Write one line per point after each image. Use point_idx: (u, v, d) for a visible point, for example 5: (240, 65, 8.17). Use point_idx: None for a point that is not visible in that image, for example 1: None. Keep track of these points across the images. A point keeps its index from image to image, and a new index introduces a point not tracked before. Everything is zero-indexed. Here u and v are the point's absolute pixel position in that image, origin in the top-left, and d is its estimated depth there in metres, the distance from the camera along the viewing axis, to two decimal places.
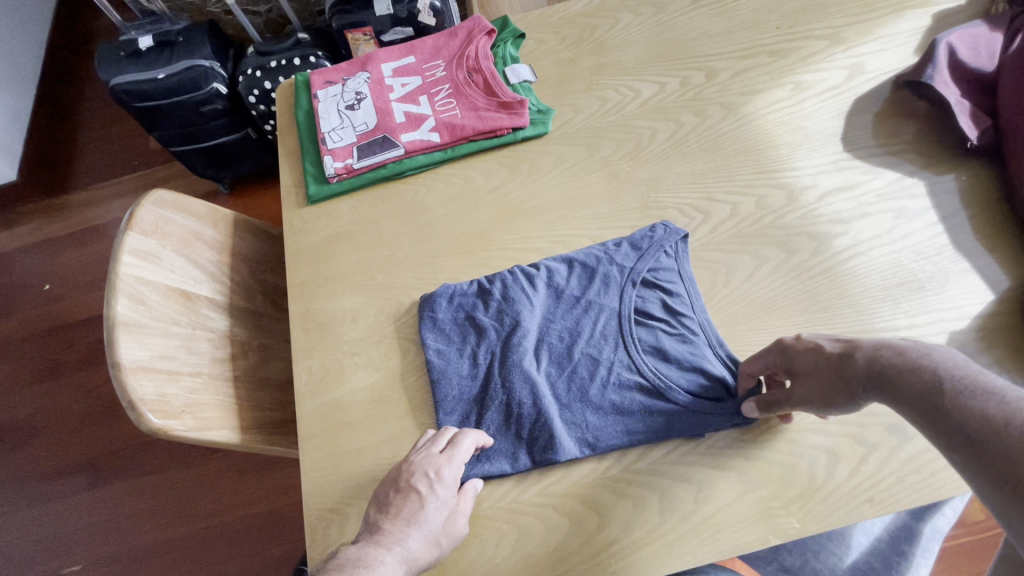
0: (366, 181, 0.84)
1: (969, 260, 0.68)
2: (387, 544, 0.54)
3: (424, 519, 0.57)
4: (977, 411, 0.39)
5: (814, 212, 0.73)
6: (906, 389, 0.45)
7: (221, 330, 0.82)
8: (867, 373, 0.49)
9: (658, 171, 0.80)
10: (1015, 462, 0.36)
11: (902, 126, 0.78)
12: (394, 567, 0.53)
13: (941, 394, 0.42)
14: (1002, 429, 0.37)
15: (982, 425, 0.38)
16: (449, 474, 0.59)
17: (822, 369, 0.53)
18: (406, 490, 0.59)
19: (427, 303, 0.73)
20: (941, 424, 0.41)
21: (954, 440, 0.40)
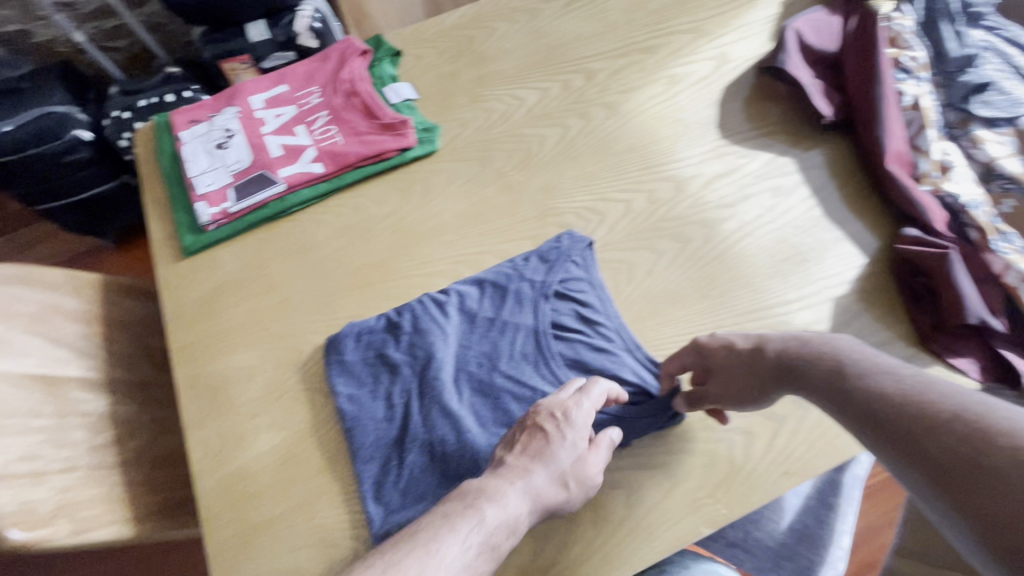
0: (247, 224, 0.77)
1: (842, 229, 0.73)
2: (507, 479, 0.54)
3: (552, 457, 0.56)
4: (878, 390, 0.42)
5: (701, 200, 0.76)
6: (813, 377, 0.48)
7: (100, 411, 0.73)
8: (778, 364, 0.52)
9: (551, 178, 0.79)
10: (916, 437, 0.37)
11: (768, 110, 0.83)
12: (519, 500, 0.53)
13: (844, 379, 0.45)
14: (901, 408, 0.39)
15: (881, 403, 0.41)
16: (578, 419, 0.58)
17: (735, 367, 0.56)
18: (535, 433, 0.58)
19: (333, 346, 0.68)
20: (850, 411, 0.43)
21: (864, 423, 0.42)
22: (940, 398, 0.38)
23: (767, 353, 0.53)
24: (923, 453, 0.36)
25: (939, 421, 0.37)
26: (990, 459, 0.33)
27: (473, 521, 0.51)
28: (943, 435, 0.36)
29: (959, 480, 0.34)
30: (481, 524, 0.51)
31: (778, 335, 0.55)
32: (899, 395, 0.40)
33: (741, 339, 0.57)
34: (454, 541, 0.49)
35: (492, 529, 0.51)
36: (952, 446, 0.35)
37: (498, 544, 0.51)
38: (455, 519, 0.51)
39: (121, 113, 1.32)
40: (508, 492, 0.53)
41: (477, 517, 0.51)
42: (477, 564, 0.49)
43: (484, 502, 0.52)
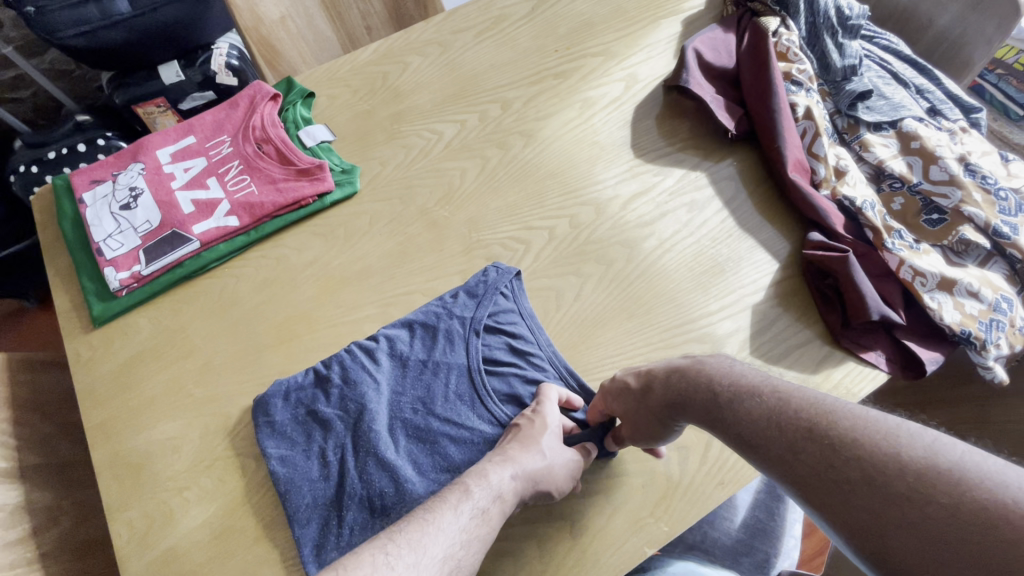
0: (162, 285, 0.74)
1: (754, 237, 0.77)
2: (491, 460, 0.57)
3: (530, 440, 0.59)
4: (749, 413, 0.48)
5: (622, 220, 0.78)
6: (695, 406, 0.52)
7: (12, 504, 0.66)
8: (665, 398, 0.54)
9: (475, 211, 0.80)
10: (787, 460, 0.44)
11: (679, 126, 0.86)
12: (503, 477, 0.56)
13: (718, 406, 0.50)
14: (768, 432, 0.46)
15: (753, 429, 0.47)
16: (547, 406, 0.62)
17: (633, 409, 0.58)
18: (512, 428, 0.62)
19: (260, 408, 0.66)
20: (732, 431, 0.48)
21: (745, 449, 0.47)
22: (797, 414, 0.45)
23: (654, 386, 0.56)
24: (795, 475, 0.43)
25: (800, 442, 0.43)
26: (846, 470, 0.40)
27: (461, 492, 0.54)
28: (806, 455, 0.43)
29: (827, 495, 0.41)
30: (470, 494, 0.54)
31: (660, 367, 0.57)
32: (770, 416, 0.46)
33: (633, 378, 0.59)
34: (446, 509, 0.52)
35: (480, 498, 0.54)
36: (815, 465, 0.42)
37: (492, 510, 0.53)
38: (445, 497, 0.54)
39: (28, 167, 1.12)
40: (495, 468, 0.56)
41: (466, 489, 0.54)
42: (471, 529, 0.52)
43: (473, 478, 0.55)
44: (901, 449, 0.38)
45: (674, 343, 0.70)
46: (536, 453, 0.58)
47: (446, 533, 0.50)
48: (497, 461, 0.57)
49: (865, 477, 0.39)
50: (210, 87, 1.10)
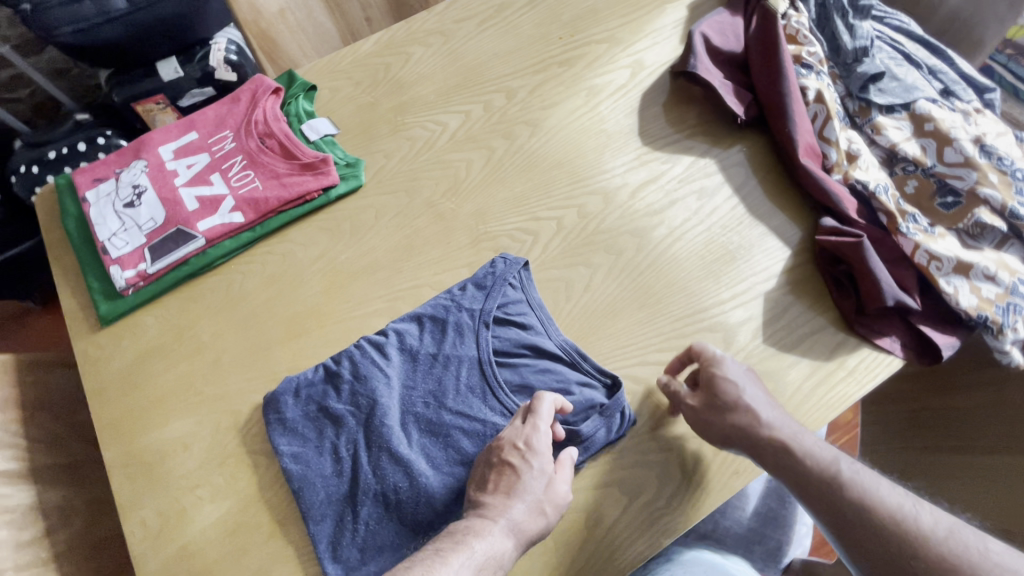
0: (168, 283, 0.73)
1: (765, 223, 0.76)
2: (489, 516, 0.55)
3: (524, 490, 0.56)
4: (803, 469, 0.58)
5: (631, 209, 0.77)
6: (761, 449, 0.59)
7: (24, 504, 0.66)
8: (744, 429, 0.59)
9: (482, 202, 0.79)
10: (845, 528, 0.55)
11: (686, 112, 0.85)
12: (501, 539, 0.53)
13: (781, 454, 0.58)
14: (821, 505, 0.57)
15: (803, 482, 0.58)
16: (544, 447, 0.58)
17: (721, 419, 0.60)
18: (502, 468, 0.57)
19: (271, 405, 0.65)
20: (769, 469, 0.59)
21: (803, 498, 0.58)
22: (825, 462, 0.58)
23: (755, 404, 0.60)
24: (857, 548, 0.54)
25: (853, 514, 0.54)
26: (877, 539, 0.53)
27: (461, 555, 0.51)
28: (858, 530, 0.54)
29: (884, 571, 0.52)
30: (471, 558, 0.51)
31: (750, 394, 0.61)
32: (807, 465, 0.58)
33: (732, 389, 0.61)
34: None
35: (483, 562, 0.52)
36: (877, 549, 0.53)
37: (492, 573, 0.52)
38: (445, 557, 0.51)
39: (29, 168, 1.11)
40: (493, 527, 0.54)
41: (467, 554, 0.51)
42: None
43: (473, 537, 0.53)
44: (928, 532, 0.52)
45: (687, 332, 0.69)
46: (534, 510, 0.56)
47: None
48: (494, 519, 0.54)
49: (888, 528, 0.53)
50: (210, 83, 1.08)
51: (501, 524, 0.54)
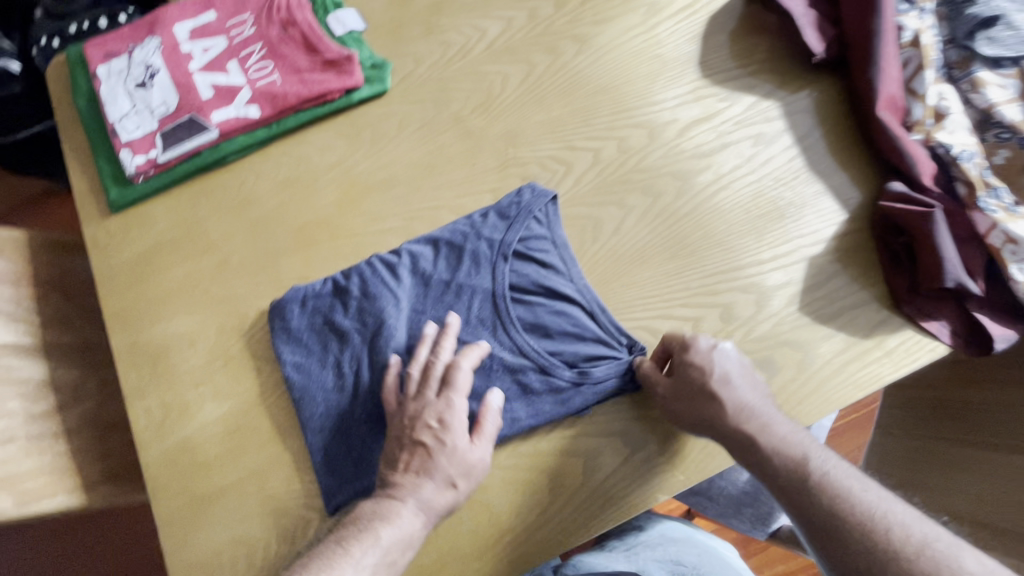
0: (178, 174, 0.70)
1: (823, 181, 0.68)
2: (399, 497, 0.55)
3: (435, 466, 0.56)
4: (773, 456, 0.55)
5: (676, 148, 0.70)
6: (729, 433, 0.57)
7: (36, 379, 0.68)
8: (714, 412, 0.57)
9: (514, 124, 0.72)
10: (808, 513, 0.53)
11: (756, 44, 0.74)
12: (411, 518, 0.54)
13: (750, 438, 0.56)
14: (789, 487, 0.54)
15: (771, 466, 0.55)
16: (458, 421, 0.57)
17: (692, 398, 0.57)
18: (415, 446, 0.56)
19: (276, 312, 0.64)
20: (735, 455, 0.57)
21: (768, 481, 0.56)
22: (794, 455, 0.55)
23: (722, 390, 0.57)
24: (816, 535, 0.52)
25: (818, 501, 0.53)
26: (844, 543, 0.50)
27: (367, 545, 0.52)
28: (821, 515, 0.52)
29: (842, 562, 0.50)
30: (377, 547, 0.52)
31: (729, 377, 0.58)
32: (776, 452, 0.55)
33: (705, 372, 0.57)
34: (349, 569, 0.50)
35: (388, 545, 0.52)
36: (833, 533, 0.51)
37: (400, 555, 0.53)
38: (349, 551, 0.51)
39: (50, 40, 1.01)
40: (403, 509, 0.54)
41: (373, 546, 0.52)
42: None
43: (379, 525, 0.53)
44: (890, 530, 0.49)
45: (718, 290, 0.64)
46: (445, 484, 0.56)
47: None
48: (402, 505, 0.54)
49: (850, 518, 0.51)
50: None
51: (410, 507, 0.54)
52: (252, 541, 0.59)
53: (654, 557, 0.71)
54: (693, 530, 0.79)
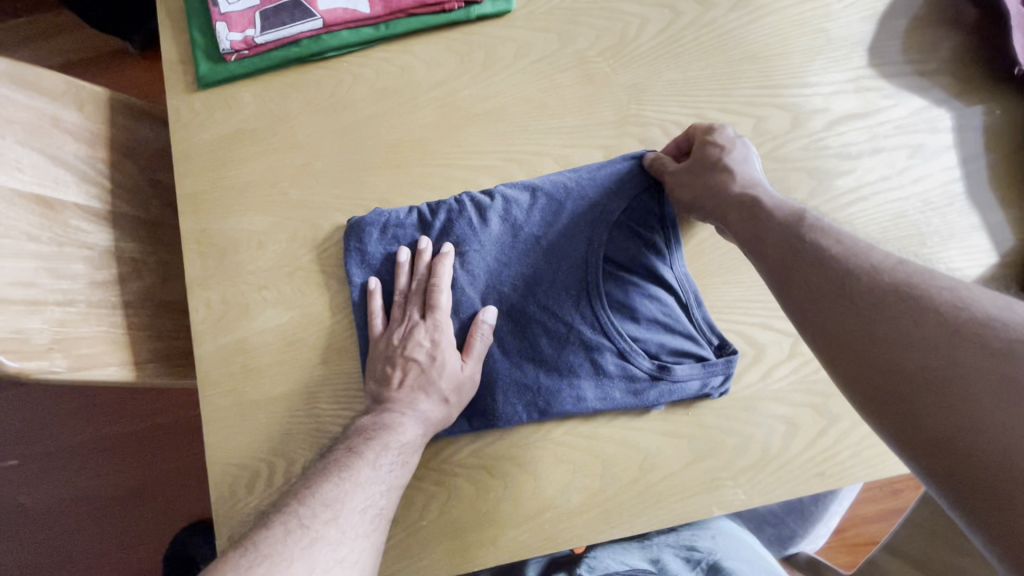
0: (273, 61, 0.64)
1: (980, 215, 0.60)
2: (399, 410, 0.54)
3: (432, 381, 0.56)
4: (838, 281, 0.40)
5: (820, 142, 0.61)
6: (782, 255, 0.44)
7: (102, 247, 0.67)
8: (769, 237, 0.46)
9: (643, 76, 0.64)
10: (875, 332, 0.37)
11: (942, 39, 0.64)
12: (414, 429, 0.54)
13: (813, 262, 0.42)
14: (856, 298, 0.39)
15: (831, 290, 0.40)
16: (447, 338, 0.57)
17: (713, 198, 0.53)
18: (404, 362, 0.56)
19: (354, 231, 0.60)
20: (783, 292, 0.43)
21: (811, 329, 0.40)
22: (873, 268, 0.39)
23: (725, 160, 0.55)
24: (873, 356, 0.36)
25: (896, 311, 0.36)
26: (918, 354, 0.34)
27: (378, 449, 0.51)
28: (900, 325, 0.36)
29: (913, 382, 0.34)
30: (389, 455, 0.51)
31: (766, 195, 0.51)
32: (848, 274, 0.40)
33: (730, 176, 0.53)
34: (364, 470, 0.50)
35: (398, 451, 0.52)
36: (900, 361, 0.35)
37: (409, 459, 0.53)
38: (365, 459, 0.50)
39: None
40: (404, 422, 0.54)
41: (385, 453, 0.51)
42: (398, 483, 0.52)
43: (386, 435, 0.52)
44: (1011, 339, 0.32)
45: None
46: (439, 397, 0.55)
47: (385, 492, 0.50)
48: (402, 423, 0.53)
49: (946, 329, 0.34)
50: None
51: (411, 422, 0.54)
52: (292, 456, 0.57)
53: (666, 543, 0.67)
54: (761, 551, 0.66)
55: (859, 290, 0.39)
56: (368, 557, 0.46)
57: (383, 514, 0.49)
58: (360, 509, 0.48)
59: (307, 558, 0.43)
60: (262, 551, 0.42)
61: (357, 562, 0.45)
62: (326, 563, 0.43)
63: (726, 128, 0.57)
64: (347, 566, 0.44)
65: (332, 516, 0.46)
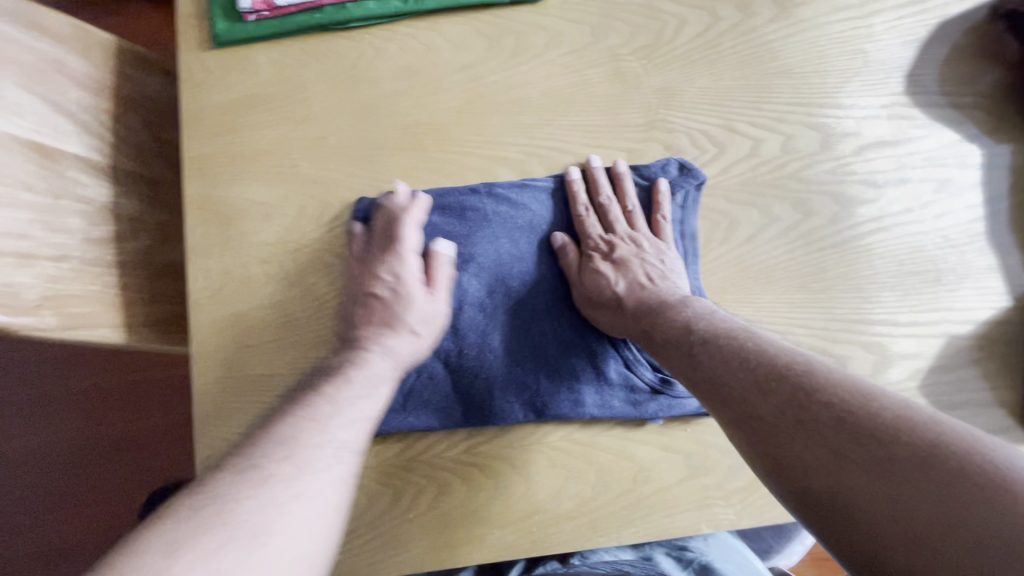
0: (293, 26, 0.62)
1: (997, 257, 0.59)
2: (365, 347, 0.53)
3: (400, 315, 0.54)
4: (772, 398, 0.42)
5: (847, 167, 0.60)
6: (712, 373, 0.46)
7: (100, 203, 0.65)
8: (695, 357, 0.48)
9: (675, 81, 0.62)
10: (823, 458, 0.37)
11: (982, 73, 0.62)
12: (382, 364, 0.52)
13: (741, 379, 0.44)
14: (802, 421, 0.39)
15: (757, 407, 0.42)
16: (411, 269, 0.56)
17: (608, 300, 0.55)
18: (367, 301, 0.55)
19: (365, 212, 0.59)
20: (719, 408, 0.45)
21: (758, 459, 0.42)
22: (801, 379, 0.41)
23: (649, 270, 0.57)
24: (827, 496, 0.37)
25: (837, 421, 0.38)
26: (850, 476, 0.36)
27: (339, 384, 0.49)
28: (843, 445, 0.37)
29: (851, 511, 0.35)
30: (353, 391, 0.49)
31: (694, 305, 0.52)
32: (793, 392, 0.41)
33: (621, 285, 0.56)
34: (329, 402, 0.47)
35: (359, 382, 0.50)
36: (858, 481, 0.35)
37: (377, 396, 0.50)
38: (323, 395, 0.47)
39: None
40: (370, 364, 0.52)
41: (347, 392, 0.48)
42: (365, 418, 0.48)
43: (348, 372, 0.50)
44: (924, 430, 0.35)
45: (836, 338, 0.58)
46: (408, 332, 0.54)
47: (350, 426, 0.46)
48: (363, 366, 0.51)
49: (891, 438, 0.35)
50: None
51: (376, 364, 0.52)
52: None
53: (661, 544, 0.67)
54: (759, 569, 0.65)
55: (769, 376, 0.43)
56: (337, 490, 0.42)
57: (353, 449, 0.45)
58: (324, 445, 0.44)
59: (259, 497, 0.38)
60: (210, 485, 0.38)
61: (324, 494, 0.41)
62: (286, 494, 0.39)
63: (661, 197, 0.59)
64: (312, 497, 0.40)
65: (288, 453, 0.42)
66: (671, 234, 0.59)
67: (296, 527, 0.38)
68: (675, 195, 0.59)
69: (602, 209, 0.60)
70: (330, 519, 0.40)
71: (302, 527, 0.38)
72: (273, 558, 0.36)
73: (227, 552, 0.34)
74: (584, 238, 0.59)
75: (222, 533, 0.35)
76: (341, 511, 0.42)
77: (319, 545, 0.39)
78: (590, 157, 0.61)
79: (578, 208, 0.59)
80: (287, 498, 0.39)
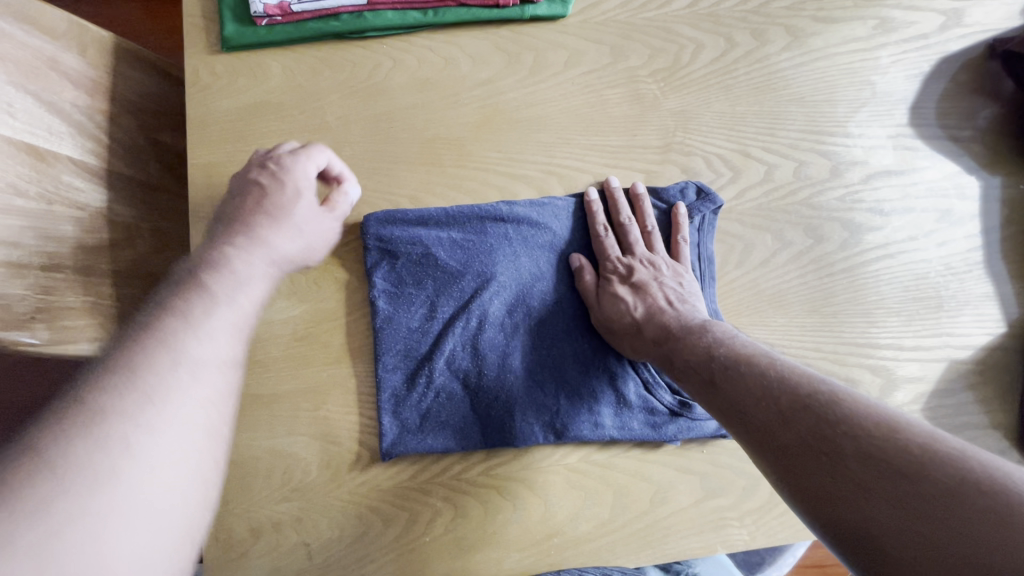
0: (308, 32, 0.60)
1: (994, 285, 0.62)
2: (249, 244, 0.44)
3: (276, 205, 0.48)
4: (791, 421, 0.39)
5: (856, 195, 0.62)
6: (733, 395, 0.45)
7: (94, 208, 0.61)
8: (716, 377, 0.47)
9: (692, 105, 0.63)
10: (845, 484, 0.35)
11: (979, 108, 0.65)
12: (262, 261, 0.43)
13: (761, 400, 0.42)
14: (822, 444, 0.37)
15: (778, 431, 0.40)
16: (289, 164, 0.51)
17: (625, 324, 0.55)
18: (245, 189, 0.50)
19: (378, 224, 0.56)
20: (739, 430, 0.43)
21: (777, 481, 0.39)
22: (824, 402, 0.39)
23: (668, 292, 0.56)
24: (848, 524, 0.34)
25: (858, 447, 0.35)
26: (872, 507, 0.33)
27: (215, 289, 0.38)
28: (864, 472, 0.34)
29: (873, 541, 0.33)
30: (212, 292, 0.37)
31: (714, 330, 0.51)
32: (814, 414, 0.39)
33: (638, 310, 0.55)
34: (208, 322, 0.35)
35: (228, 292, 0.38)
36: (878, 511, 0.33)
37: (250, 302, 0.39)
38: (187, 299, 0.36)
39: None
40: (238, 257, 0.42)
41: (215, 295, 0.37)
42: (241, 326, 0.37)
43: (211, 273, 0.39)
44: (955, 463, 0.32)
45: (845, 360, 0.59)
46: (292, 227, 0.48)
47: (212, 340, 0.34)
48: (242, 245, 0.43)
49: (916, 469, 0.33)
50: None
51: (253, 245, 0.44)
52: (293, 458, 0.54)
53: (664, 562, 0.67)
54: None
55: (793, 406, 0.40)
56: (207, 412, 0.32)
57: (224, 361, 0.34)
58: (175, 365, 0.32)
59: (109, 435, 0.28)
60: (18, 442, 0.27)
61: (187, 421, 0.31)
62: (129, 432, 0.28)
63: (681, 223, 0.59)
64: (167, 428, 0.30)
65: (135, 367, 0.31)
66: (689, 256, 0.59)
67: (151, 478, 0.28)
68: (692, 218, 0.60)
69: (620, 228, 0.59)
70: (205, 448, 0.31)
71: (163, 478, 0.28)
72: (131, 527, 0.27)
73: (64, 538, 0.25)
74: (602, 260, 0.58)
75: (42, 519, 0.25)
76: (215, 434, 0.32)
77: (195, 497, 0.30)
78: (608, 178, 0.61)
79: (597, 227, 0.59)
80: (126, 444, 0.28)
